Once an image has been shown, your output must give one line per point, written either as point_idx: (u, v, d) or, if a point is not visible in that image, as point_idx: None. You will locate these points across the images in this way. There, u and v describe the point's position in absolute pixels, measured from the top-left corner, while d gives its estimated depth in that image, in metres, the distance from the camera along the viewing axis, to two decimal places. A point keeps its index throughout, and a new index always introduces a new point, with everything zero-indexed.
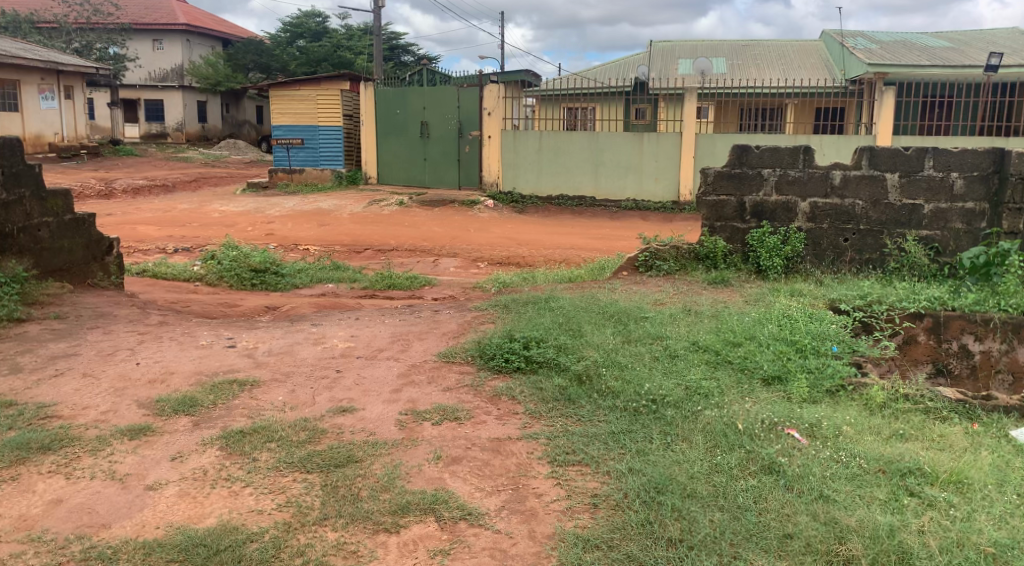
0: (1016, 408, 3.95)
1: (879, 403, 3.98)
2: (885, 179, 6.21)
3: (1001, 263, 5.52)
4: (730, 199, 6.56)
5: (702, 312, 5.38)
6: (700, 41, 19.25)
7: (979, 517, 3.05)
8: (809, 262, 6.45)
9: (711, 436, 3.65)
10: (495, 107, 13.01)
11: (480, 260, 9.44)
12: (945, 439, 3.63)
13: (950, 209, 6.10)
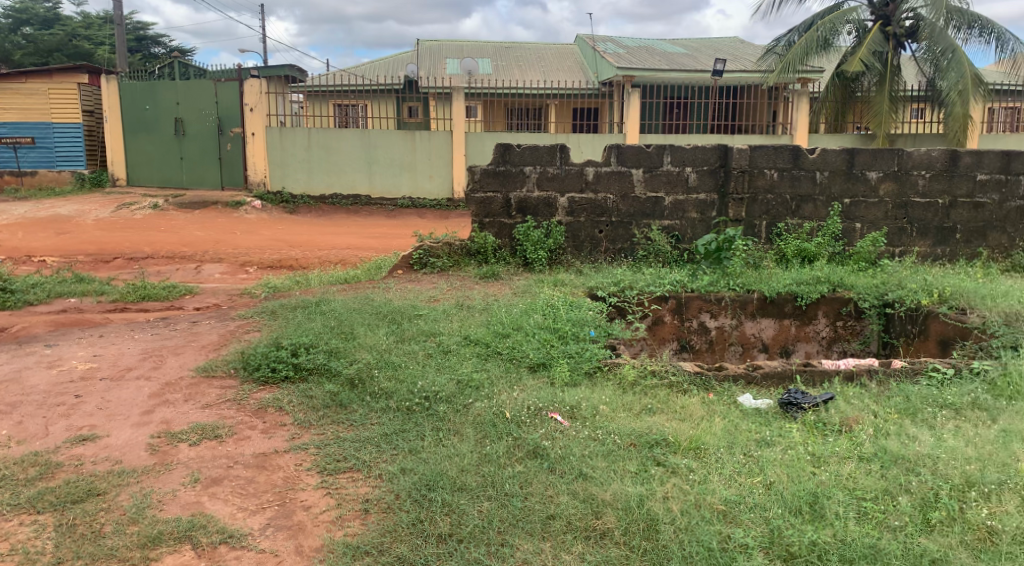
0: (742, 375, 4.34)
1: (630, 381, 4.26)
2: (632, 174, 6.67)
3: (729, 249, 6.14)
4: (496, 196, 6.73)
5: (473, 306, 5.50)
6: (465, 41, 19.67)
7: (712, 478, 3.27)
8: (570, 253, 6.81)
9: (480, 428, 3.73)
10: (258, 102, 12.26)
11: (249, 264, 9.05)
12: (686, 409, 3.93)
13: (686, 200, 6.69)
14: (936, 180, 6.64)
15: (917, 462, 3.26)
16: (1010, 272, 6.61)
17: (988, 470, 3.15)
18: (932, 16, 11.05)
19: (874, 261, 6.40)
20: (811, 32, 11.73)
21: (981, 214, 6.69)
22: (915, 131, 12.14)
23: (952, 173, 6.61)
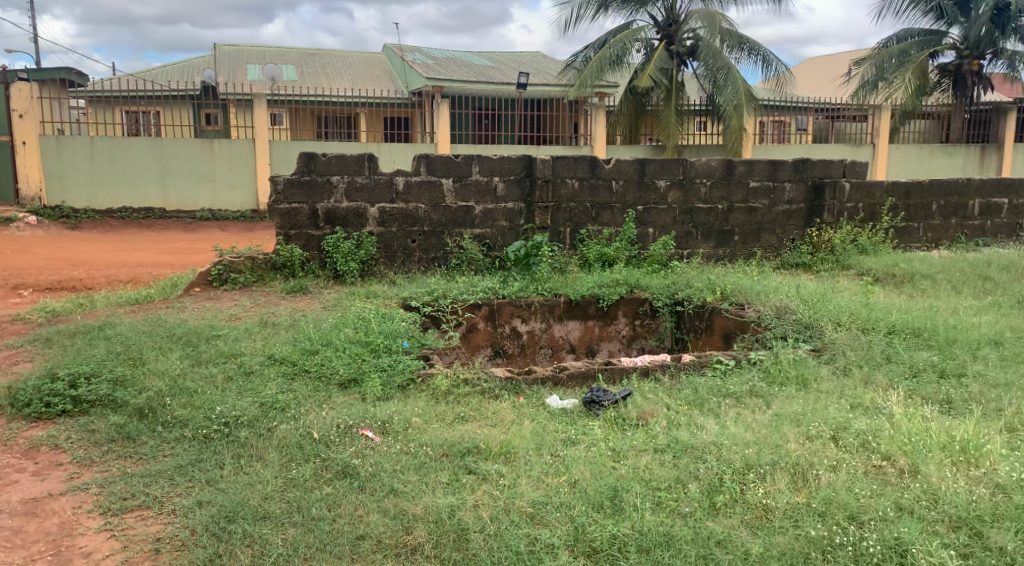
0: (549, 377, 4.26)
1: (443, 391, 4.09)
2: (441, 184, 6.64)
3: (537, 255, 6.25)
4: (302, 207, 6.42)
5: (278, 323, 5.26)
6: (266, 47, 18.97)
7: (522, 481, 3.19)
8: (382, 264, 6.62)
9: (285, 451, 3.53)
10: (28, 108, 10.87)
11: (23, 288, 8.20)
12: (497, 414, 3.83)
13: (496, 209, 6.76)
14: (715, 187, 7.15)
15: (702, 449, 3.25)
16: (781, 269, 7.23)
17: (765, 451, 3.16)
18: (709, 37, 11.91)
19: (666, 263, 6.85)
20: (604, 50, 12.33)
21: (754, 217, 7.28)
22: (698, 142, 12.98)
23: (729, 181, 7.15)
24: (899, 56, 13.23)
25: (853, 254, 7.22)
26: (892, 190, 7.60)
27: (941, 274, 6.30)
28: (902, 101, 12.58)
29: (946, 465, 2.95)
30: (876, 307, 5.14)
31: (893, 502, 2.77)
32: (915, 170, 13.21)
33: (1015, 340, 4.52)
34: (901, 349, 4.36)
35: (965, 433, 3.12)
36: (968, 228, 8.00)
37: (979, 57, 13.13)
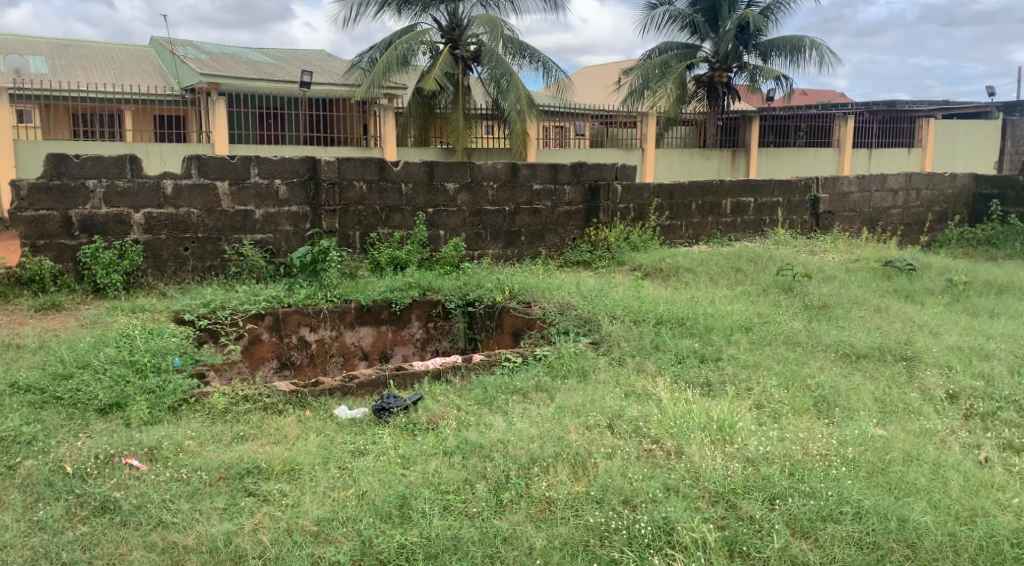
0: (338, 388, 4.16)
1: (221, 409, 3.89)
2: (216, 187, 6.26)
3: (325, 260, 6.01)
4: (53, 214, 5.83)
5: (26, 345, 4.77)
6: (9, 36, 17.09)
7: (306, 499, 3.10)
8: (150, 275, 6.14)
9: (31, 490, 3.18)
10: None
11: None
12: (281, 430, 3.69)
13: (278, 213, 6.50)
14: (501, 190, 7.36)
15: (489, 447, 3.34)
16: (563, 267, 7.59)
17: (547, 444, 3.30)
18: (491, 43, 12.26)
19: (456, 265, 6.89)
20: (390, 51, 12.30)
21: (538, 218, 7.58)
22: (488, 146, 13.27)
23: (513, 184, 7.38)
24: (661, 67, 14.40)
25: (626, 251, 7.70)
26: (658, 192, 8.17)
27: (701, 268, 6.87)
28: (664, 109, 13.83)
29: (705, 442, 3.23)
30: (647, 300, 5.52)
31: (663, 483, 2.98)
32: (678, 173, 14.29)
33: (762, 325, 5.01)
34: (668, 338, 4.71)
35: (720, 412, 3.44)
36: (722, 225, 8.64)
37: (727, 70, 14.61)
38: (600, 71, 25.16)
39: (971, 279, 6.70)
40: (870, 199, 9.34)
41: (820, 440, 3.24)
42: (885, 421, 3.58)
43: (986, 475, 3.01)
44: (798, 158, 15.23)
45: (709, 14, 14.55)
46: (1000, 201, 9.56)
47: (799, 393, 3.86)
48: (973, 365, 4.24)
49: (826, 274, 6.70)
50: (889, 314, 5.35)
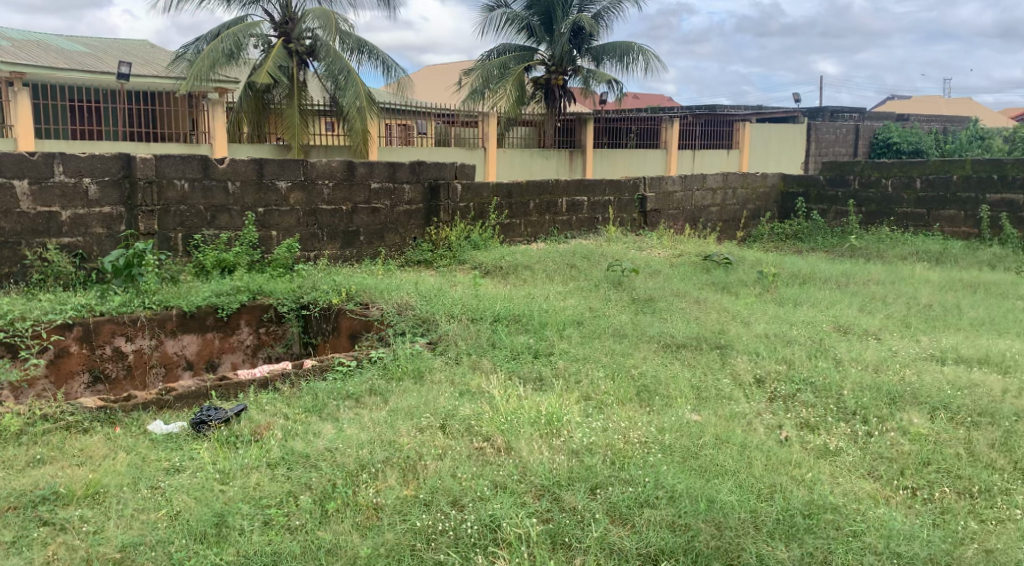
0: (152, 402, 3.93)
1: (15, 431, 3.58)
2: (13, 186, 5.68)
3: (141, 263, 5.68)
4: None
5: None
6: None
7: (111, 524, 2.92)
8: None
9: None
10: None
11: None
12: (86, 451, 3.45)
13: (88, 215, 5.96)
14: (337, 189, 7.19)
15: (315, 457, 3.26)
16: (405, 266, 7.54)
17: (376, 450, 3.26)
18: (327, 39, 12.15)
19: (289, 267, 6.64)
20: (217, 43, 11.78)
21: (377, 218, 7.46)
22: (326, 142, 12.75)
23: (350, 182, 7.23)
24: (500, 68, 14.58)
25: (467, 249, 7.75)
26: (496, 190, 8.28)
27: (538, 265, 7.02)
28: (505, 109, 13.89)
29: (532, 437, 3.30)
30: (485, 298, 5.56)
31: (491, 481, 3.02)
32: (519, 171, 14.33)
33: (592, 319, 5.18)
34: (503, 335, 4.77)
35: (549, 407, 3.52)
36: (559, 223, 8.86)
37: (564, 74, 14.95)
38: (439, 72, 25.10)
39: (779, 270, 7.22)
40: (692, 197, 9.87)
41: (640, 428, 3.38)
42: (700, 407, 3.79)
43: (786, 453, 3.24)
44: (628, 160, 15.77)
45: (544, 19, 14.87)
46: (805, 198, 10.35)
47: (623, 383, 4.02)
48: (777, 350, 4.54)
49: (652, 269, 7.01)
50: (706, 306, 5.66)
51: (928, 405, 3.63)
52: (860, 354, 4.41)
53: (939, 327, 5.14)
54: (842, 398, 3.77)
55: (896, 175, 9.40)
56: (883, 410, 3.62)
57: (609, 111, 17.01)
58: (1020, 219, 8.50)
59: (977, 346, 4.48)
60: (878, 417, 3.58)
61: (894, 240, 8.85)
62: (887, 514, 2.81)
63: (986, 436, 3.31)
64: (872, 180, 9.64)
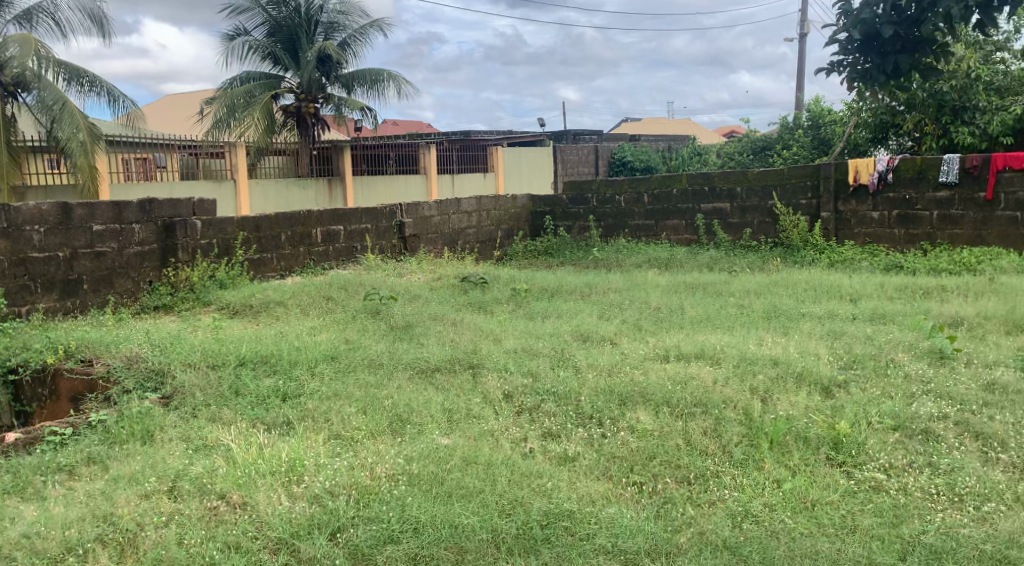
0: None
1: None
2: None
3: None
4: None
5: None
6: None
7: None
8: None
9: None
10: None
11: None
12: None
13: None
14: (51, 234, 6.16)
15: (12, 546, 2.88)
16: (141, 315, 6.57)
17: (86, 527, 2.95)
18: (39, 68, 10.94)
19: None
20: None
21: (102, 263, 6.50)
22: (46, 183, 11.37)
23: (66, 226, 6.24)
24: (245, 97, 13.74)
25: (212, 290, 6.97)
26: (242, 224, 7.62)
27: (291, 300, 6.54)
28: (254, 138, 12.98)
29: (271, 487, 3.15)
30: (228, 341, 4.97)
31: (224, 542, 2.87)
32: (273, 205, 13.14)
33: (346, 352, 4.83)
34: (248, 380, 4.33)
35: (291, 452, 3.35)
36: (314, 255, 8.33)
37: (314, 101, 14.52)
38: (177, 104, 23.51)
39: (530, 286, 7.51)
40: (449, 221, 9.81)
41: (386, 460, 3.33)
42: (449, 431, 3.72)
43: (528, 465, 3.33)
44: (392, 186, 15.33)
45: (288, 46, 14.31)
46: (552, 217, 10.88)
47: (376, 415, 3.83)
48: (523, 364, 4.54)
49: (410, 294, 6.95)
50: (462, 326, 5.60)
51: (652, 403, 3.88)
52: (597, 358, 4.60)
53: (665, 327, 5.55)
54: (579, 404, 3.91)
55: (626, 191, 10.12)
56: (615, 411, 3.82)
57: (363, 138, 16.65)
58: (729, 224, 9.50)
59: (695, 342, 4.88)
60: (611, 418, 3.77)
61: (631, 250, 9.51)
62: (617, 513, 2.98)
63: (700, 425, 3.62)
64: (607, 197, 10.30)
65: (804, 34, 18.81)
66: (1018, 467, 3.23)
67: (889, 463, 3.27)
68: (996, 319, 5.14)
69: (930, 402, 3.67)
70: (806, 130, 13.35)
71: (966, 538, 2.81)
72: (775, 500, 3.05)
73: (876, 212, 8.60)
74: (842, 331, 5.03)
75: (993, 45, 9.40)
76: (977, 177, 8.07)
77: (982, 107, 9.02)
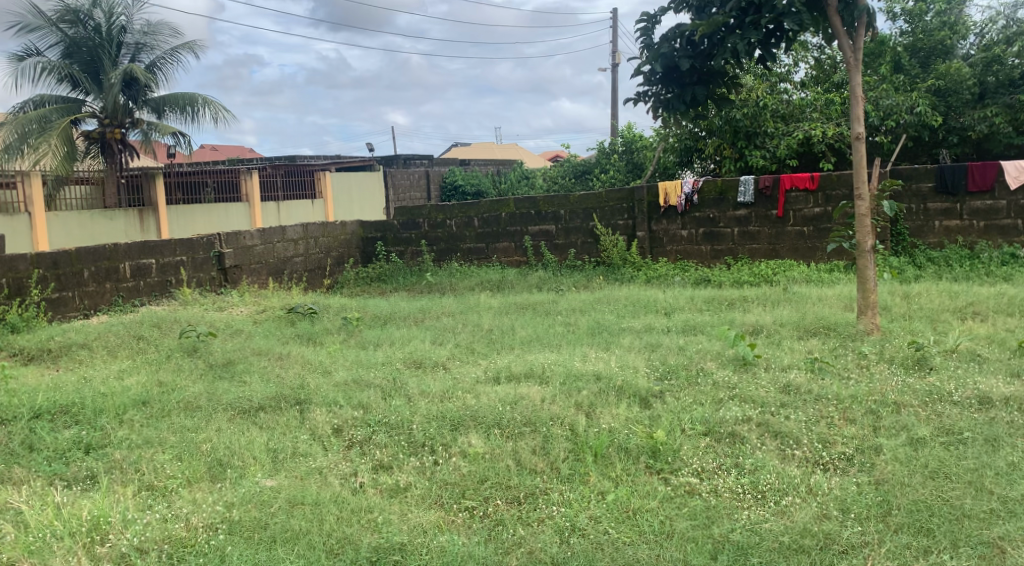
0: None
1: None
2: None
3: None
4: None
5: None
6: None
7: None
8: None
9: None
10: None
11: None
12: None
13: None
14: None
15: None
16: None
17: None
18: None
19: None
20: None
21: None
22: None
23: None
24: (39, 122, 12.69)
25: (5, 334, 6.32)
26: (37, 261, 7.01)
27: (97, 341, 6.09)
28: (51, 168, 12.03)
29: (70, 550, 2.92)
30: (21, 392, 4.49)
31: None
32: (77, 239, 12.20)
33: (160, 396, 4.54)
34: (44, 434, 3.96)
35: (93, 509, 3.11)
36: (123, 291, 7.78)
37: (120, 127, 13.64)
38: None
39: (363, 314, 7.41)
40: (273, 250, 9.49)
41: (203, 509, 3.17)
42: (274, 472, 3.58)
43: (358, 500, 3.27)
44: (210, 215, 14.65)
45: (88, 68, 13.36)
46: (383, 242, 10.75)
47: (193, 461, 3.63)
48: (354, 396, 4.45)
49: (232, 329, 6.63)
50: (290, 360, 5.40)
51: (483, 426, 3.91)
52: (429, 386, 4.58)
53: (497, 349, 5.63)
54: (412, 433, 3.88)
55: (456, 216, 10.20)
56: (446, 436, 3.82)
57: (178, 165, 15.80)
58: (554, 245, 9.80)
59: (524, 362, 4.98)
60: (442, 445, 3.77)
61: (461, 273, 9.60)
62: (448, 540, 3.00)
63: (529, 444, 3.70)
64: (436, 222, 10.33)
65: (615, 64, 19.82)
66: (810, 461, 3.54)
67: (701, 467, 3.48)
68: (790, 326, 5.62)
69: (736, 407, 3.94)
70: (621, 155, 14.05)
71: (768, 532, 3.04)
72: (601, 512, 3.16)
73: (684, 231, 9.17)
74: (658, 343, 5.31)
75: (778, 76, 10.33)
76: (769, 197, 8.82)
77: (771, 133, 9.87)
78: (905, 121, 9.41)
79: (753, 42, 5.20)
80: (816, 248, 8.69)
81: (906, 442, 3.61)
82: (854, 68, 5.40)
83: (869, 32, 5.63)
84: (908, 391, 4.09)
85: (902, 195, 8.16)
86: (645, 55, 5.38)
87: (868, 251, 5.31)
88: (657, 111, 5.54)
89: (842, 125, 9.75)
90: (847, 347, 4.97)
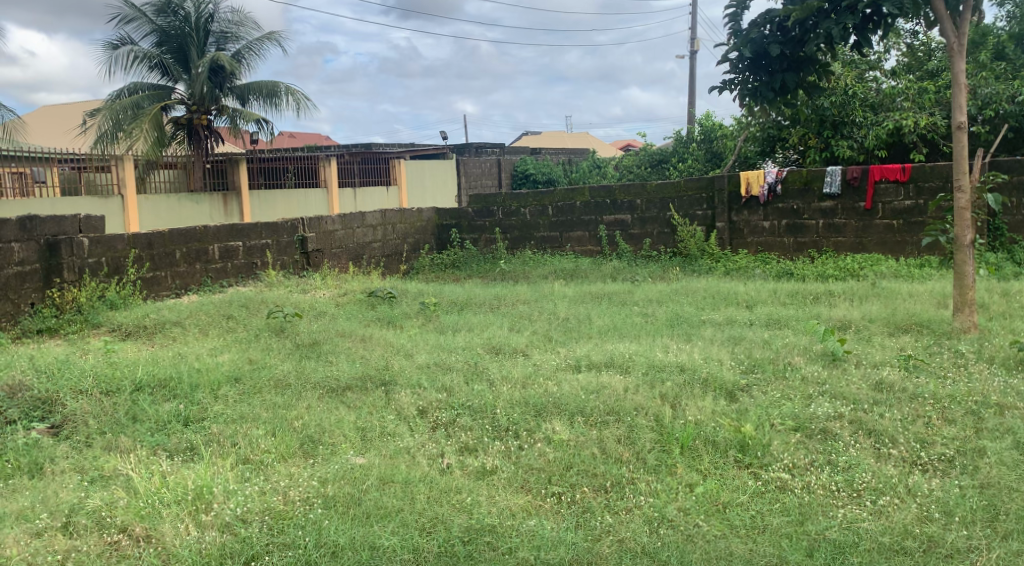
0: None
1: None
2: None
3: None
4: None
5: None
6: None
7: None
8: None
9: None
10: None
11: None
12: None
13: None
14: None
15: None
16: (19, 341, 6.03)
17: None
18: None
19: None
20: None
21: None
22: None
23: None
24: (132, 108, 13.21)
25: (103, 311, 6.58)
26: (133, 242, 7.28)
27: (189, 319, 6.30)
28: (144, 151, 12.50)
29: (177, 517, 3.06)
30: (121, 365, 4.68)
31: None
32: (165, 221, 12.57)
33: (250, 373, 4.68)
34: (145, 406, 4.13)
35: (197, 479, 3.25)
36: (212, 273, 8.02)
37: (206, 113, 13.92)
38: (59, 113, 22.15)
39: (439, 299, 7.49)
40: (353, 235, 9.66)
41: (300, 484, 3.27)
42: (364, 450, 3.66)
43: (447, 481, 3.32)
44: (290, 200, 14.95)
45: (178, 55, 13.80)
46: (458, 229, 10.83)
47: (286, 437, 3.73)
48: (437, 380, 4.50)
49: (316, 311, 6.80)
50: (372, 342, 5.50)
51: (567, 413, 3.91)
52: (510, 372, 4.60)
53: (574, 338, 5.62)
54: (496, 416, 3.92)
55: (531, 204, 10.21)
56: (531, 423, 3.83)
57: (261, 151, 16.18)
58: (630, 235, 9.71)
59: (604, 351, 4.96)
60: (527, 430, 3.79)
61: (536, 261, 9.61)
62: (537, 525, 3.03)
63: (614, 433, 3.69)
64: (512, 210, 10.36)
65: (694, 51, 19.48)
66: (907, 461, 3.44)
67: (792, 462, 3.42)
68: (880, 321, 5.45)
69: (826, 403, 3.86)
70: (698, 144, 13.83)
71: (867, 532, 2.97)
72: (689, 505, 3.14)
73: (767, 222, 8.99)
74: (741, 336, 5.22)
75: (867, 64, 10.00)
76: (857, 188, 8.55)
77: (859, 122, 9.56)
78: (1005, 111, 9.00)
79: (848, 27, 5.04)
80: (906, 242, 8.40)
81: (1011, 445, 3.47)
82: (957, 54, 5.18)
83: (972, 17, 5.38)
84: (1011, 393, 3.93)
85: (1002, 188, 7.81)
86: (733, 41, 5.27)
87: (967, 246, 5.09)
88: (744, 99, 5.40)
89: (936, 115, 9.39)
90: (942, 345, 4.80)
